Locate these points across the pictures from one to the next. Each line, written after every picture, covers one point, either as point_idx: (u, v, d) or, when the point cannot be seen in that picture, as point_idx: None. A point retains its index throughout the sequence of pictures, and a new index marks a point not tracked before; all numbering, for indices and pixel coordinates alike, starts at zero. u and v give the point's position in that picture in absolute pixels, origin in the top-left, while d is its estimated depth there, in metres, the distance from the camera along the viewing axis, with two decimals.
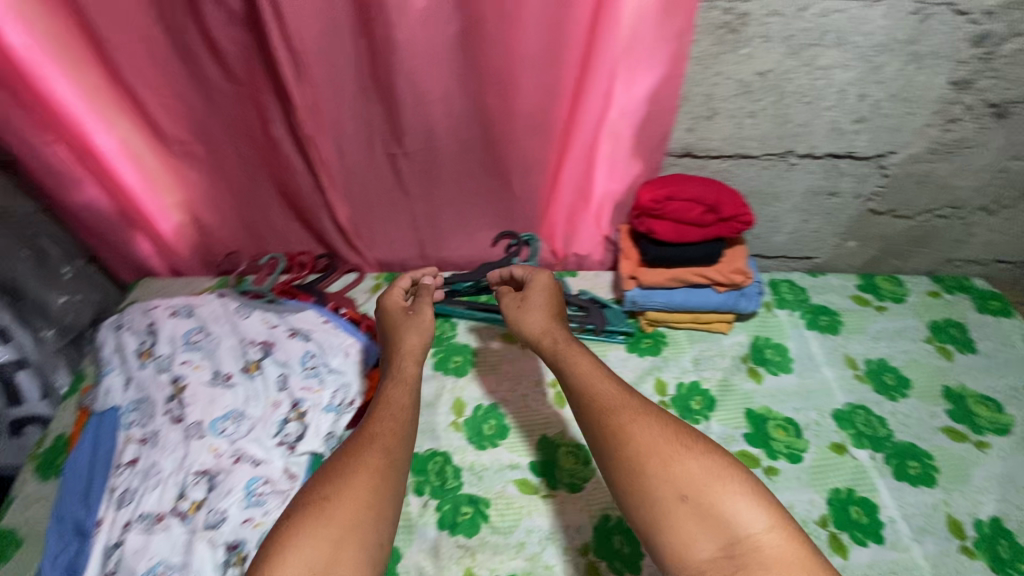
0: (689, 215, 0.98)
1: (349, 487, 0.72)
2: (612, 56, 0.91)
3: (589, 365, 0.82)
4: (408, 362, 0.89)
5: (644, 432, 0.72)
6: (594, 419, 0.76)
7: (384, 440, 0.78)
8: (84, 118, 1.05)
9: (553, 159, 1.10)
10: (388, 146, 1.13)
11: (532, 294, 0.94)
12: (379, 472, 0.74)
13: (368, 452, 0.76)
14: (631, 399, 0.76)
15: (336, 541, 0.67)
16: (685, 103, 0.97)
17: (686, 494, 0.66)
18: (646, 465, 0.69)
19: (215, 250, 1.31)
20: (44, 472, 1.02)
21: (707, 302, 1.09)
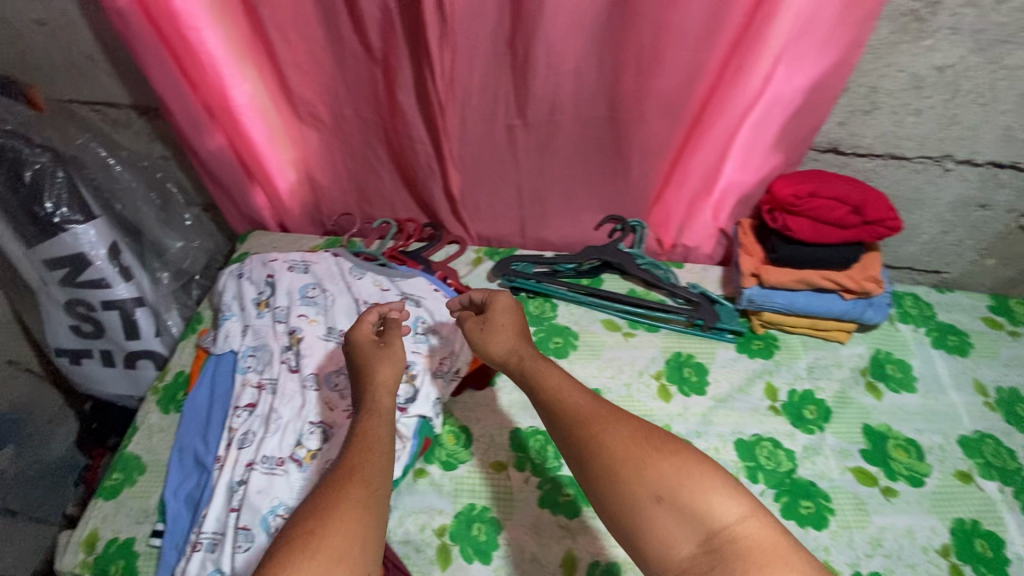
0: (831, 215, 0.93)
1: (337, 516, 0.64)
2: (782, 38, 0.86)
3: (558, 377, 0.78)
4: (382, 394, 0.84)
5: (616, 438, 0.68)
6: (565, 431, 0.72)
7: (360, 463, 0.72)
8: (225, 69, 1.07)
9: (683, 145, 1.06)
10: (509, 119, 1.11)
11: (500, 313, 0.89)
12: (361, 502, 0.67)
13: (349, 486, 0.69)
14: (602, 407, 0.72)
15: (327, 571, 0.59)
16: (847, 95, 0.92)
17: (661, 494, 0.62)
18: (619, 472, 0.65)
19: (323, 208, 1.34)
20: (165, 405, 1.08)
21: (831, 309, 1.03)
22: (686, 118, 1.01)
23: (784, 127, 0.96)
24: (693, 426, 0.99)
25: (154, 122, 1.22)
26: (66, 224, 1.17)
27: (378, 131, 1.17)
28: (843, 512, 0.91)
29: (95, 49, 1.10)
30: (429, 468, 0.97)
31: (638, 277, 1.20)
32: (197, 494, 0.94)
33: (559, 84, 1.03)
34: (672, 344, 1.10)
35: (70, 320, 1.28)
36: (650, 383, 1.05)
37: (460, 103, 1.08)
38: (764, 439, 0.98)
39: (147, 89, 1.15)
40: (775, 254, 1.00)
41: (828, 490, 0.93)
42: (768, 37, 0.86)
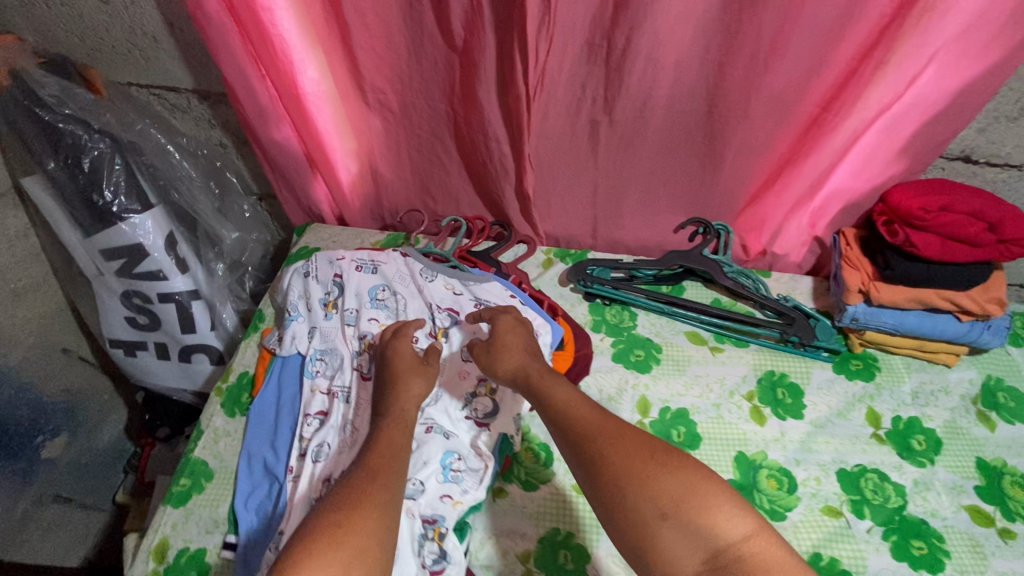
0: (963, 231, 0.84)
1: (355, 517, 0.66)
2: (942, 38, 0.78)
3: (569, 391, 0.80)
4: (409, 406, 0.86)
5: (620, 452, 0.69)
6: (571, 445, 0.73)
7: (382, 469, 0.74)
8: (296, 55, 1.01)
9: (791, 147, 0.97)
10: (594, 113, 1.01)
11: (511, 334, 0.91)
12: (379, 506, 0.69)
13: (370, 488, 0.71)
14: (607, 421, 0.74)
15: (347, 564, 0.61)
16: (997, 100, 0.84)
17: (666, 511, 0.64)
18: (624, 487, 0.66)
19: (383, 202, 1.28)
20: (230, 408, 1.04)
21: (944, 331, 0.95)
22: (799, 118, 0.93)
23: (914, 133, 0.88)
24: (791, 453, 0.93)
25: (216, 108, 1.17)
26: (123, 214, 1.12)
27: (449, 124, 1.09)
28: (959, 555, 0.84)
29: (161, 30, 1.04)
30: (510, 488, 0.92)
31: (723, 286, 1.13)
32: (269, 505, 0.91)
33: (656, 78, 0.93)
34: (764, 361, 1.04)
35: (125, 311, 1.23)
36: (742, 404, 0.99)
37: (544, 97, 0.99)
38: (869, 470, 0.91)
39: (213, 74, 1.10)
40: (891, 270, 0.91)
41: (940, 529, 0.86)
42: (911, 35, 0.78)
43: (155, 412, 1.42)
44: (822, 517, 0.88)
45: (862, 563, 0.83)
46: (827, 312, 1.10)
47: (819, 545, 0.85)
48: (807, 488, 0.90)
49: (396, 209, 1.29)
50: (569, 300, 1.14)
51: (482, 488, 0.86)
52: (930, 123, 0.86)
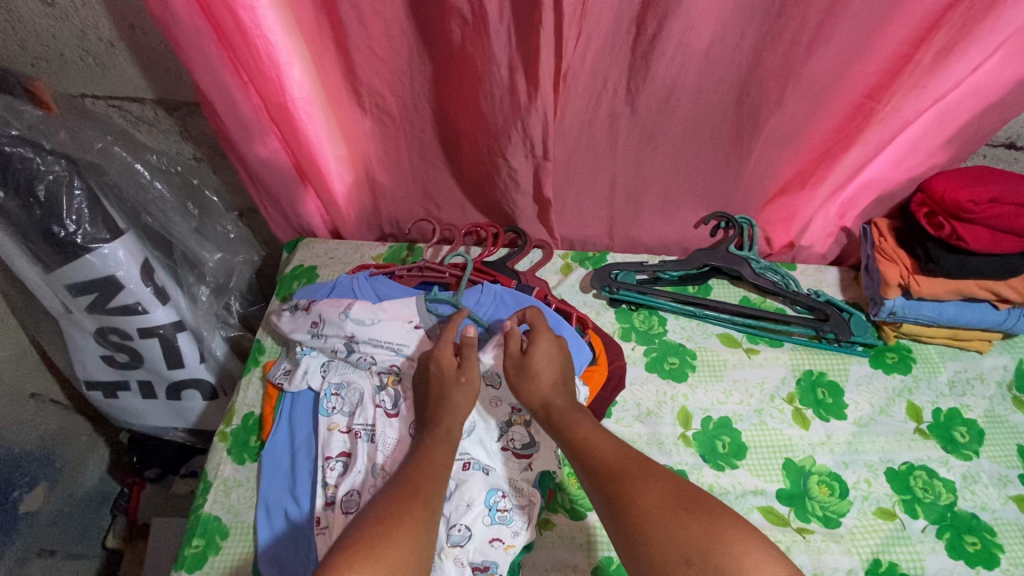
0: (1016, 222, 0.82)
1: (396, 532, 0.62)
2: (1012, 24, 0.74)
3: (597, 432, 0.77)
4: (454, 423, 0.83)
5: (648, 494, 0.66)
6: (596, 487, 0.71)
7: (424, 484, 0.71)
8: (282, 57, 0.89)
9: (825, 137, 0.93)
10: (616, 106, 0.93)
11: (542, 352, 0.88)
12: (420, 524, 0.64)
13: (410, 506, 0.66)
14: (634, 461, 0.71)
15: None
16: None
17: (691, 557, 0.58)
18: (649, 529, 0.62)
19: (382, 211, 1.18)
20: (239, 455, 0.95)
21: (981, 319, 0.94)
22: (836, 107, 0.88)
23: (954, 118, 0.86)
24: (839, 456, 0.91)
25: (188, 119, 1.06)
26: (90, 245, 0.97)
27: (456, 127, 1.00)
28: (1012, 548, 0.84)
29: (120, 33, 0.91)
30: (556, 519, 0.87)
31: (752, 284, 1.09)
32: (298, 563, 0.83)
33: (686, 68, 0.86)
34: (801, 361, 1.00)
35: (101, 350, 1.10)
36: (784, 407, 0.96)
37: (563, 94, 0.90)
38: (917, 468, 0.90)
39: (184, 82, 0.98)
40: (934, 264, 0.88)
41: (991, 523, 0.86)
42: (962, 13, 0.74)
43: (147, 453, 1.34)
44: (876, 520, 0.86)
45: (920, 565, 0.82)
46: (857, 304, 1.07)
47: (877, 551, 0.83)
48: (858, 491, 0.88)
49: (397, 218, 1.19)
50: (594, 307, 1.09)
51: (532, 526, 0.81)
52: (986, 106, 0.84)
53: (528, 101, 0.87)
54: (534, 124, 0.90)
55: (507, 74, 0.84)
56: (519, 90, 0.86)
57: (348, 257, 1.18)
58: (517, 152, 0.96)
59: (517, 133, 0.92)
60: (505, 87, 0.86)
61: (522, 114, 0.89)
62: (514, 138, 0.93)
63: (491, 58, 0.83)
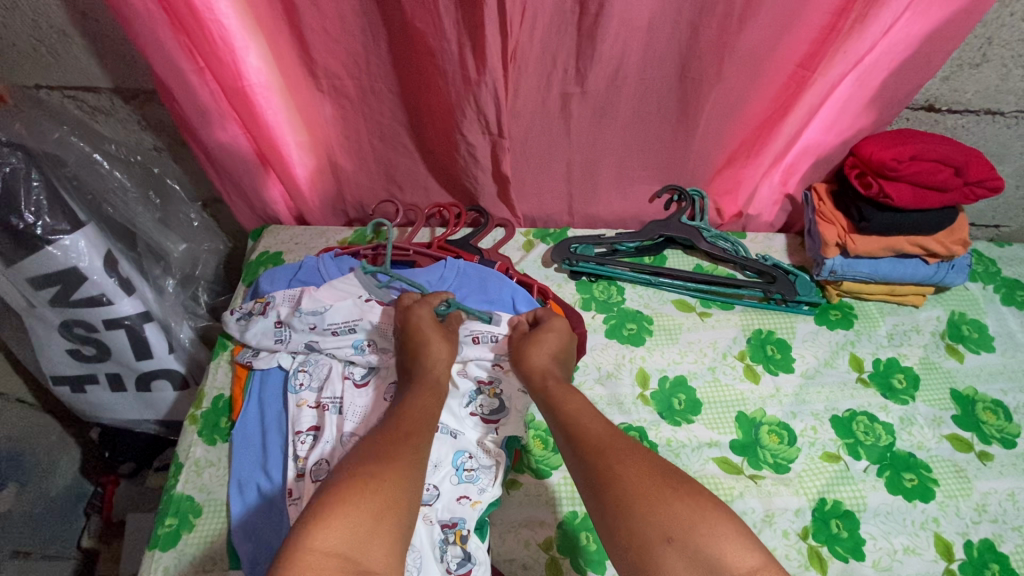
0: (934, 178, 0.89)
1: (389, 464, 0.65)
2: None
3: (586, 410, 0.76)
4: (439, 372, 0.85)
5: (631, 469, 0.65)
6: (577, 459, 0.69)
7: (411, 425, 0.73)
8: (236, 41, 0.91)
9: (763, 107, 0.99)
10: (566, 84, 0.97)
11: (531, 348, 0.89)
12: (411, 459, 0.67)
13: (402, 442, 0.69)
14: (621, 439, 0.70)
15: (377, 512, 0.59)
16: (961, 48, 0.89)
17: (671, 536, 0.58)
18: (632, 504, 0.61)
19: (346, 196, 1.20)
20: (209, 436, 0.96)
21: (912, 274, 1.00)
22: (770, 76, 0.94)
23: (876, 82, 0.93)
24: (787, 407, 0.97)
25: (146, 107, 1.06)
26: (51, 236, 0.97)
27: (414, 109, 1.03)
28: (946, 482, 0.90)
29: (70, 22, 0.92)
30: (523, 479, 0.91)
31: (704, 252, 1.14)
32: (273, 535, 0.85)
33: (628, 44, 0.91)
34: (751, 321, 1.06)
35: (67, 344, 1.09)
36: (735, 364, 1.01)
37: (514, 72, 0.94)
38: (859, 413, 0.96)
39: (140, 70, 0.99)
40: (867, 222, 0.94)
41: (927, 460, 0.92)
42: None
43: (116, 447, 1.33)
44: (822, 463, 0.91)
45: (862, 502, 0.88)
46: (802, 267, 1.13)
47: (824, 491, 0.89)
48: (806, 439, 0.94)
49: (362, 203, 1.21)
50: (555, 280, 1.13)
51: (498, 484, 0.85)
52: (903, 69, 0.90)
53: (478, 75, 0.90)
54: (486, 98, 0.93)
55: (457, 50, 0.88)
56: (470, 65, 0.89)
57: (314, 243, 1.20)
58: (472, 127, 0.99)
59: (471, 108, 0.96)
60: (456, 62, 0.90)
61: (473, 89, 0.92)
62: (468, 112, 0.96)
63: (442, 34, 0.86)
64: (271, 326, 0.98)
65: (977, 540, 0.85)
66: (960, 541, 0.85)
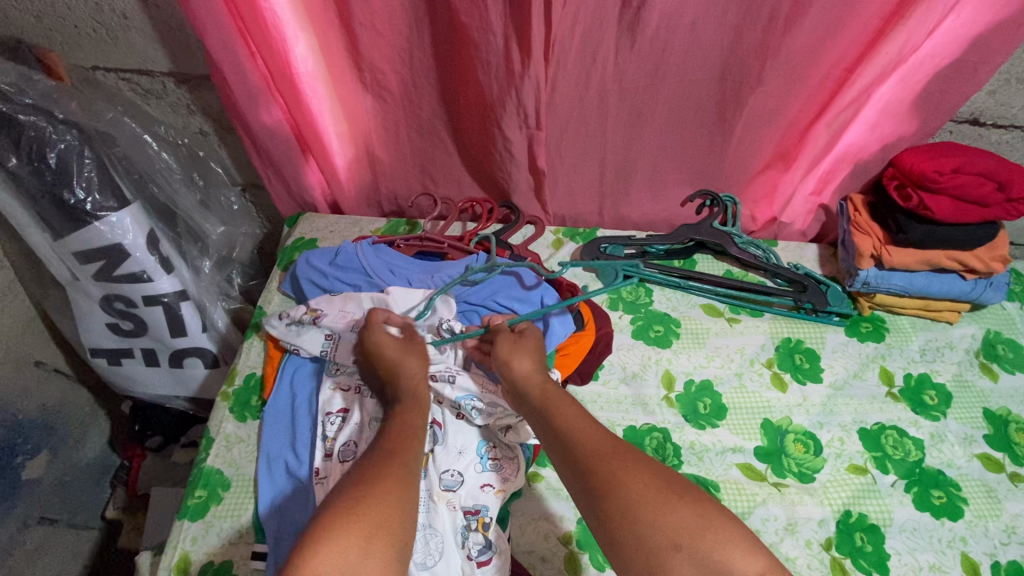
0: (976, 192, 0.87)
1: (378, 487, 0.64)
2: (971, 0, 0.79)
3: (578, 420, 0.74)
4: (419, 390, 0.85)
5: (633, 476, 0.65)
6: (576, 467, 0.69)
7: (401, 450, 0.71)
8: (286, 29, 0.93)
9: (803, 113, 0.99)
10: (605, 83, 0.98)
11: (500, 338, 0.91)
12: (402, 483, 0.66)
13: (391, 465, 0.68)
14: (619, 448, 0.69)
15: (369, 535, 0.58)
16: (1011, 62, 0.86)
17: (679, 543, 0.58)
18: (637, 511, 0.61)
19: (381, 186, 1.22)
20: (240, 413, 0.98)
21: (949, 290, 0.99)
22: (814, 81, 0.94)
23: (921, 93, 0.91)
24: (814, 416, 0.96)
25: (197, 92, 1.09)
26: (99, 213, 1.01)
27: (454, 102, 1.05)
28: (975, 501, 0.88)
29: (132, 7, 0.96)
30: (544, 472, 0.92)
31: (734, 258, 1.14)
32: (295, 511, 0.86)
33: (671, 42, 0.92)
34: (779, 328, 1.06)
35: (107, 318, 1.13)
36: (762, 371, 1.01)
37: (556, 68, 0.96)
38: (888, 427, 0.95)
39: (194, 54, 1.03)
40: (904, 234, 0.94)
41: (957, 478, 0.90)
42: None
43: (147, 421, 1.37)
44: (848, 475, 0.90)
45: (888, 516, 0.87)
46: (834, 277, 1.12)
47: (849, 503, 0.88)
48: (831, 449, 0.93)
49: (396, 194, 1.24)
50: (582, 279, 1.14)
51: (521, 475, 0.86)
52: (950, 81, 0.89)
53: (522, 69, 0.91)
54: (528, 93, 0.94)
55: (502, 43, 0.89)
56: (514, 60, 0.91)
57: (348, 232, 1.23)
58: (511, 123, 1.00)
59: (511, 103, 0.97)
60: (500, 56, 0.91)
61: (516, 83, 0.94)
62: (509, 107, 0.98)
63: (488, 28, 0.88)
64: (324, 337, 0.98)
65: (1006, 562, 0.84)
66: (988, 561, 0.83)
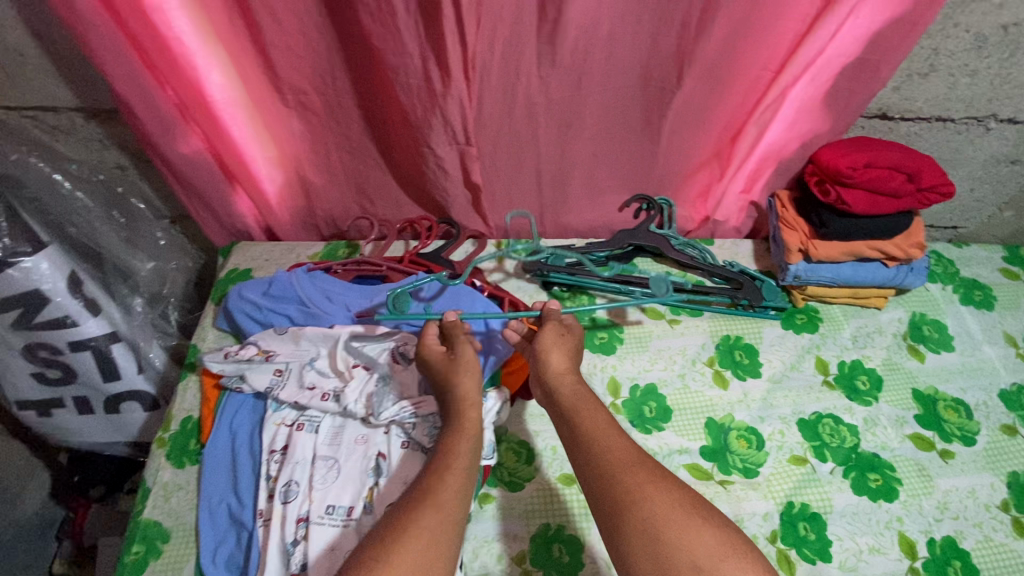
0: (887, 185, 0.91)
1: (405, 541, 0.60)
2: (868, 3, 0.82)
3: (606, 425, 0.73)
4: (467, 413, 0.78)
5: (660, 493, 0.64)
6: (601, 484, 0.67)
7: (427, 488, 0.67)
8: (195, 59, 0.90)
9: (725, 116, 1.01)
10: (532, 95, 0.98)
11: (545, 327, 0.87)
12: (430, 526, 0.62)
13: (417, 509, 0.64)
14: (646, 461, 0.68)
15: None
16: (909, 58, 0.88)
17: (700, 566, 0.58)
18: (663, 531, 0.61)
19: (316, 209, 1.19)
20: (177, 459, 0.95)
21: (873, 277, 1.03)
22: (731, 85, 0.96)
23: (832, 90, 0.93)
24: (755, 412, 0.98)
25: (109, 125, 1.05)
26: (10, 259, 0.95)
27: (382, 122, 1.03)
28: (909, 480, 0.92)
29: (27, 43, 0.91)
30: (495, 492, 0.91)
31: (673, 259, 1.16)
32: (240, 556, 0.84)
33: (592, 53, 0.92)
34: (719, 327, 1.08)
35: (31, 368, 1.07)
36: (704, 370, 1.03)
37: (479, 85, 0.95)
38: (825, 416, 0.98)
39: (100, 88, 0.98)
40: (826, 229, 0.97)
41: (891, 460, 0.94)
42: None
43: (84, 471, 1.28)
44: (789, 467, 0.93)
45: (828, 503, 0.89)
46: (768, 272, 1.16)
47: (791, 494, 0.90)
48: (773, 442, 0.95)
49: (333, 217, 1.21)
50: (527, 291, 1.15)
51: None
52: (860, 80, 0.91)
53: (443, 88, 0.91)
54: (452, 111, 0.94)
55: (420, 64, 0.89)
56: (434, 79, 0.90)
57: (285, 259, 1.19)
58: (439, 140, 1.00)
59: (437, 122, 0.97)
60: (420, 76, 0.90)
61: (439, 102, 0.93)
62: (436, 126, 0.97)
63: (404, 50, 0.87)
64: (274, 374, 0.94)
65: (941, 538, 0.87)
66: (923, 539, 0.87)
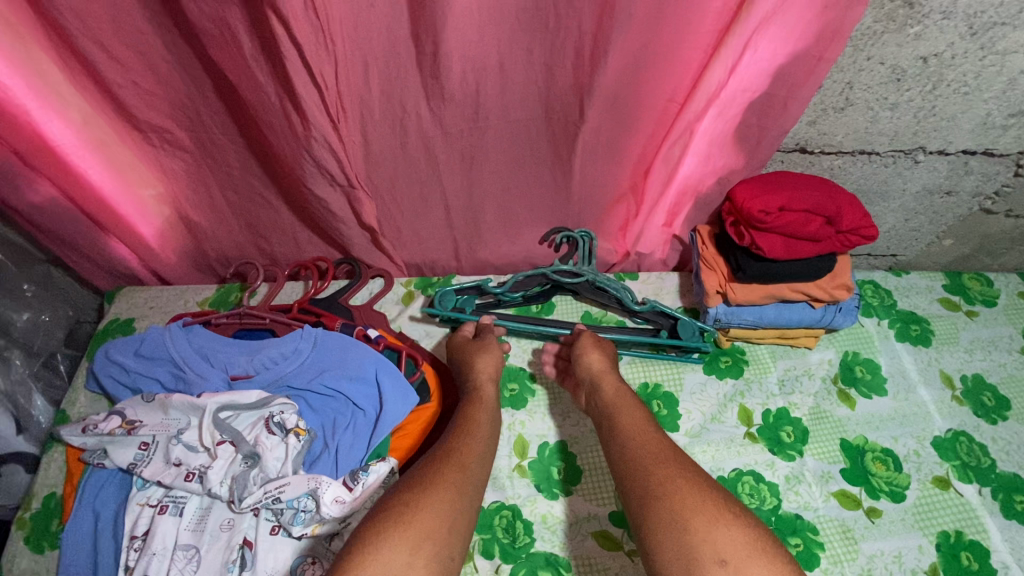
0: (804, 229, 0.83)
1: (430, 495, 0.67)
2: (767, 36, 0.74)
3: (640, 420, 0.79)
4: (485, 383, 0.89)
5: (686, 485, 0.68)
6: (632, 477, 0.71)
7: (454, 453, 0.75)
8: (27, 104, 0.80)
9: (632, 150, 0.93)
10: (421, 131, 0.89)
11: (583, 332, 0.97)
12: (453, 487, 0.70)
13: (446, 469, 0.72)
14: (678, 457, 0.72)
15: (414, 542, 0.62)
16: (821, 92, 0.80)
17: (726, 559, 0.60)
18: (689, 521, 0.63)
19: (207, 251, 1.09)
20: (38, 543, 0.87)
21: (799, 319, 0.95)
22: (634, 119, 0.87)
23: (742, 125, 0.85)
24: None
25: None
26: None
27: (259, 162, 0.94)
28: (831, 545, 0.85)
29: None
30: None
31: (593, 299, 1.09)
32: None
33: (480, 87, 0.82)
34: (636, 374, 1.01)
35: None
36: None
37: (357, 123, 0.85)
38: (745, 473, 0.91)
39: None
40: (743, 272, 0.89)
41: (814, 522, 0.87)
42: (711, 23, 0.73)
43: None
44: None
45: None
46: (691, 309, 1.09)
47: None
48: None
49: (227, 258, 1.11)
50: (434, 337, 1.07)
51: None
52: (770, 115, 0.83)
53: (305, 128, 0.82)
54: (323, 153, 0.85)
55: (278, 103, 0.79)
56: (295, 120, 0.81)
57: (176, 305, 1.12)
58: (319, 182, 0.91)
59: (309, 163, 0.87)
60: (280, 115, 0.81)
61: (304, 142, 0.84)
62: (312, 169, 0.88)
63: (260, 90, 0.77)
64: (138, 449, 0.85)
65: None
66: None
